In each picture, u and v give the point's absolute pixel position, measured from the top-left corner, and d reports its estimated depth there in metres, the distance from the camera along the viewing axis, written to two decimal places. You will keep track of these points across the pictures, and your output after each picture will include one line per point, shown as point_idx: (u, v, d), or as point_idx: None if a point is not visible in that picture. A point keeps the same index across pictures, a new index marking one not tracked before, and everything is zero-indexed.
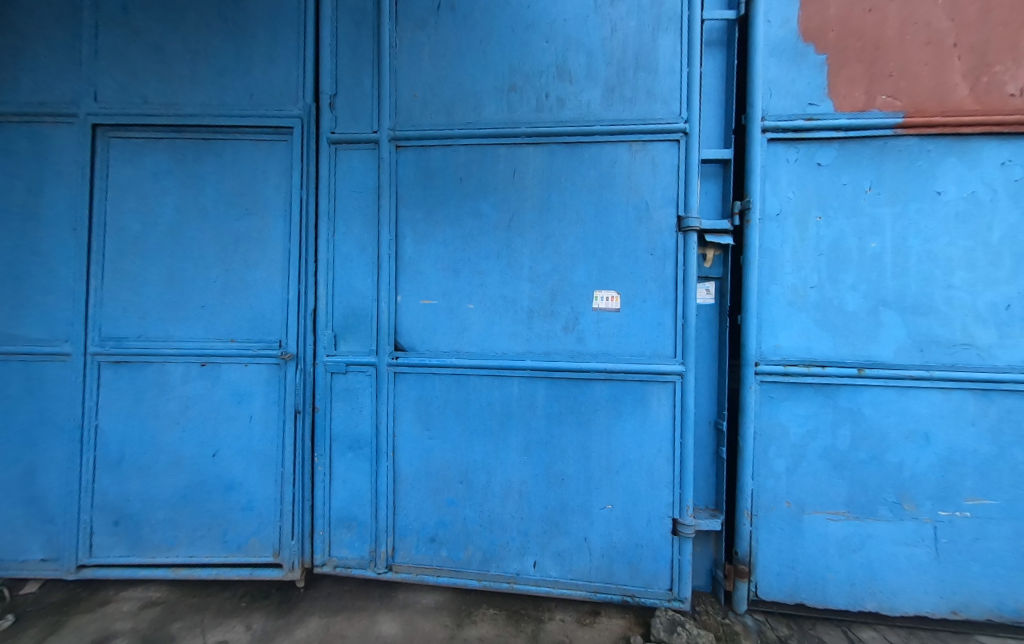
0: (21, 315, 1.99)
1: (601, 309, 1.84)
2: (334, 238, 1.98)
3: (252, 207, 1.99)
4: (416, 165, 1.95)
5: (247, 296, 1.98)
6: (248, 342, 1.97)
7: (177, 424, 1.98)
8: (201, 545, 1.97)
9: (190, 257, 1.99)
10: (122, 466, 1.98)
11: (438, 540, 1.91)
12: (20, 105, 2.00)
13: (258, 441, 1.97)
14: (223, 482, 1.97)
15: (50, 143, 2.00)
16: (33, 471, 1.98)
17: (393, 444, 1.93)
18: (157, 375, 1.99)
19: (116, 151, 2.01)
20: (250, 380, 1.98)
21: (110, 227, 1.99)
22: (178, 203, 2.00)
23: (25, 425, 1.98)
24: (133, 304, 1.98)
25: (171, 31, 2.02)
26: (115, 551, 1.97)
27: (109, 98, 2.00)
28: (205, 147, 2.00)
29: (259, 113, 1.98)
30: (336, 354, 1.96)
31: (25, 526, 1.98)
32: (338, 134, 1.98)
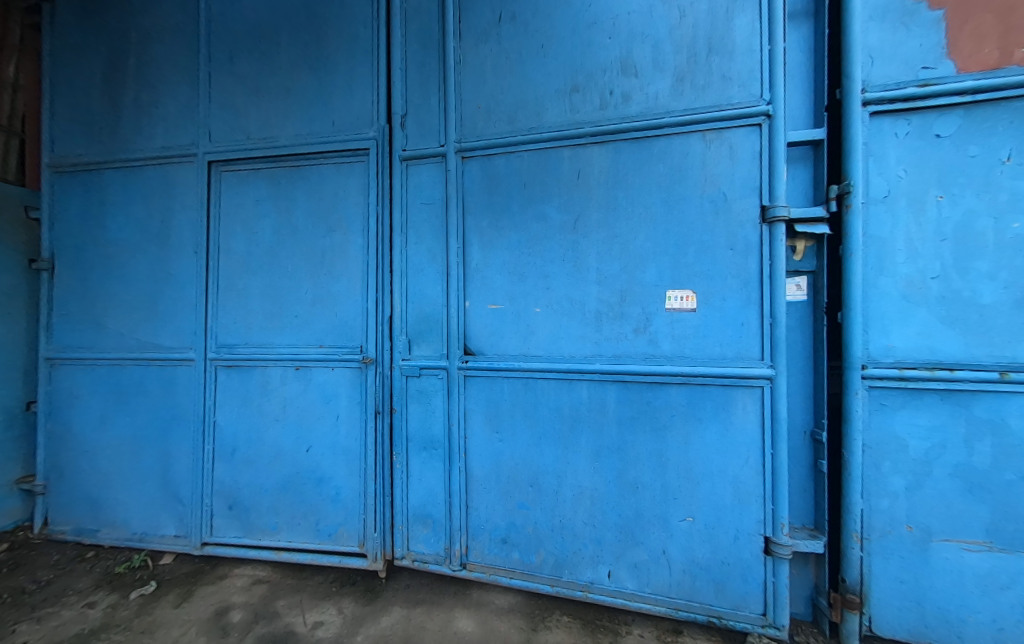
0: (158, 327, 2.37)
1: (675, 309, 1.75)
2: (407, 249, 2.10)
3: (336, 225, 2.18)
4: (481, 174, 2.00)
5: (333, 305, 2.17)
6: (335, 348, 2.16)
7: (277, 421, 2.22)
8: (298, 531, 2.18)
9: (285, 272, 2.23)
10: (234, 457, 2.26)
11: (510, 542, 1.93)
12: (156, 151, 2.40)
13: (343, 438, 2.15)
14: (315, 475, 2.17)
15: (178, 181, 2.37)
16: (168, 459, 2.33)
17: (464, 446, 1.99)
18: (261, 377, 2.25)
19: (227, 183, 2.32)
20: (337, 382, 2.16)
21: (222, 249, 2.30)
22: (275, 225, 2.25)
23: (162, 420, 2.34)
24: (241, 315, 2.27)
25: (267, 73, 2.29)
26: (230, 532, 2.25)
27: (220, 138, 2.32)
28: (296, 173, 2.24)
29: (340, 138, 2.18)
30: (411, 358, 2.08)
31: (162, 506, 2.33)
32: (409, 151, 2.10)
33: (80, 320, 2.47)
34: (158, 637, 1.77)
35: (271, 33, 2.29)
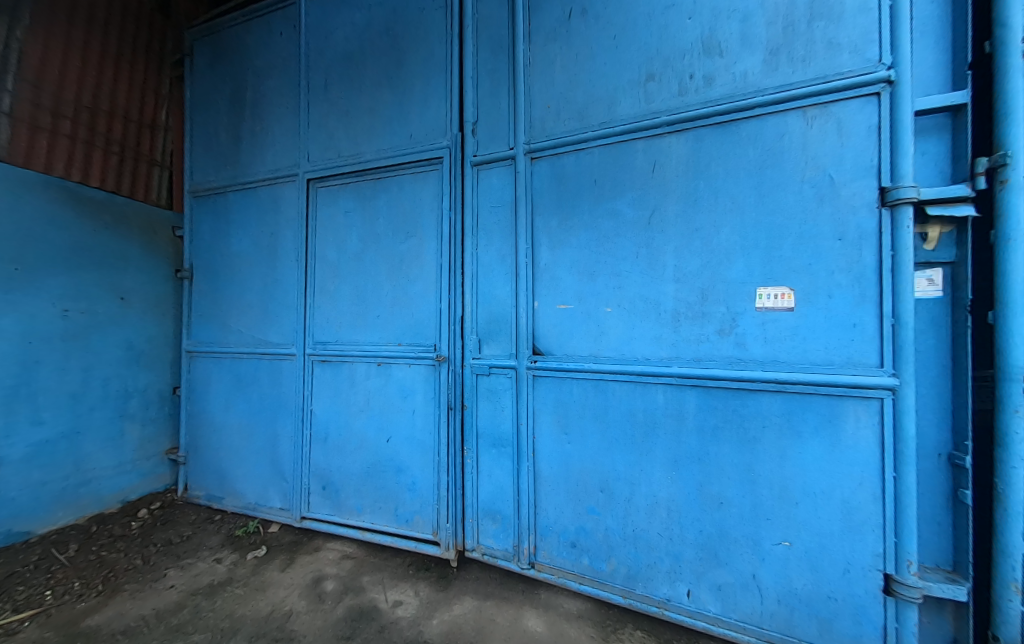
0: (268, 325, 2.73)
1: (768, 307, 1.58)
2: (478, 251, 2.17)
3: (412, 231, 2.33)
4: (550, 174, 2.00)
5: (410, 306, 2.32)
6: (411, 346, 2.31)
7: (362, 412, 2.43)
8: (379, 514, 2.36)
9: (369, 276, 2.43)
10: (327, 443, 2.52)
11: (579, 547, 1.89)
12: (266, 173, 2.77)
13: (419, 431, 2.28)
14: (394, 464, 2.34)
15: (283, 198, 2.71)
16: (275, 441, 2.68)
17: (533, 445, 2.00)
18: (348, 372, 2.48)
19: (321, 197, 2.60)
20: (413, 378, 2.31)
21: (318, 257, 2.58)
22: (361, 233, 2.47)
23: (271, 406, 2.70)
24: (333, 315, 2.53)
25: (355, 95, 2.52)
26: (323, 510, 2.52)
27: (316, 157, 2.60)
28: (378, 185, 2.44)
29: (417, 149, 2.32)
30: (481, 357, 2.14)
31: (270, 481, 2.68)
32: (480, 156, 2.17)
33: (210, 320, 2.94)
34: (268, 595, 2.03)
35: (357, 58, 2.52)
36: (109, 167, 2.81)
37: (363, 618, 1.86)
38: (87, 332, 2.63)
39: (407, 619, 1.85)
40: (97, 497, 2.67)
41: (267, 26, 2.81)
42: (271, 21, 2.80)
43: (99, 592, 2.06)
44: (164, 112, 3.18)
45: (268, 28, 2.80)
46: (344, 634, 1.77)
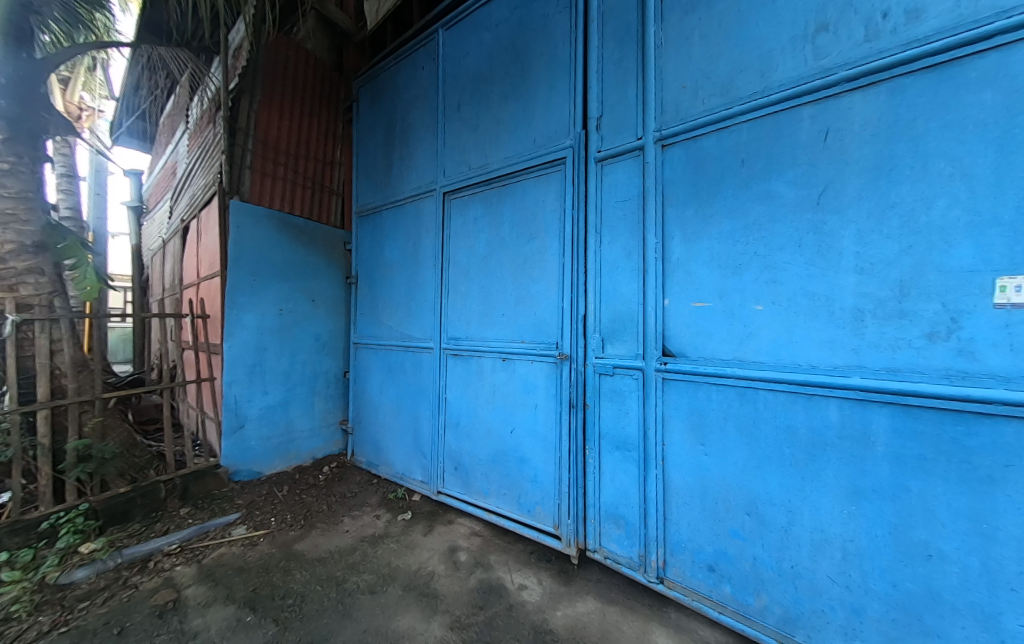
0: (412, 322, 3.16)
1: (1015, 305, 1.18)
2: (601, 249, 2.13)
3: (535, 232, 2.41)
4: (685, 160, 1.83)
5: (533, 305, 2.41)
6: (534, 343, 2.40)
7: (489, 403, 2.63)
8: (504, 500, 2.52)
9: (496, 278, 2.61)
10: (459, 428, 2.80)
11: (719, 572, 1.70)
12: (411, 191, 3.20)
13: (541, 426, 2.36)
14: (517, 455, 2.47)
15: (425, 211, 3.10)
16: (417, 422, 3.09)
17: (662, 453, 1.87)
18: (477, 366, 2.70)
19: (455, 207, 2.89)
20: (536, 374, 2.39)
21: (452, 261, 2.88)
22: (488, 237, 2.67)
23: (414, 392, 3.12)
24: (464, 314, 2.79)
25: (483, 110, 2.72)
26: (455, 488, 2.80)
27: (451, 172, 2.90)
28: (504, 191, 2.59)
29: (541, 153, 2.39)
30: (605, 357, 2.10)
31: (414, 457, 3.11)
32: (605, 151, 2.12)
33: (370, 317, 3.54)
34: (416, 553, 2.37)
35: (486, 75, 2.71)
36: (304, 200, 3.62)
37: (493, 594, 2.01)
38: (293, 326, 3.45)
39: (533, 604, 1.93)
40: (298, 452, 3.48)
41: (412, 63, 3.24)
42: (415, 58, 3.22)
43: (302, 525, 2.69)
44: (339, 150, 3.92)
45: (413, 65, 3.23)
46: (477, 604, 1.94)
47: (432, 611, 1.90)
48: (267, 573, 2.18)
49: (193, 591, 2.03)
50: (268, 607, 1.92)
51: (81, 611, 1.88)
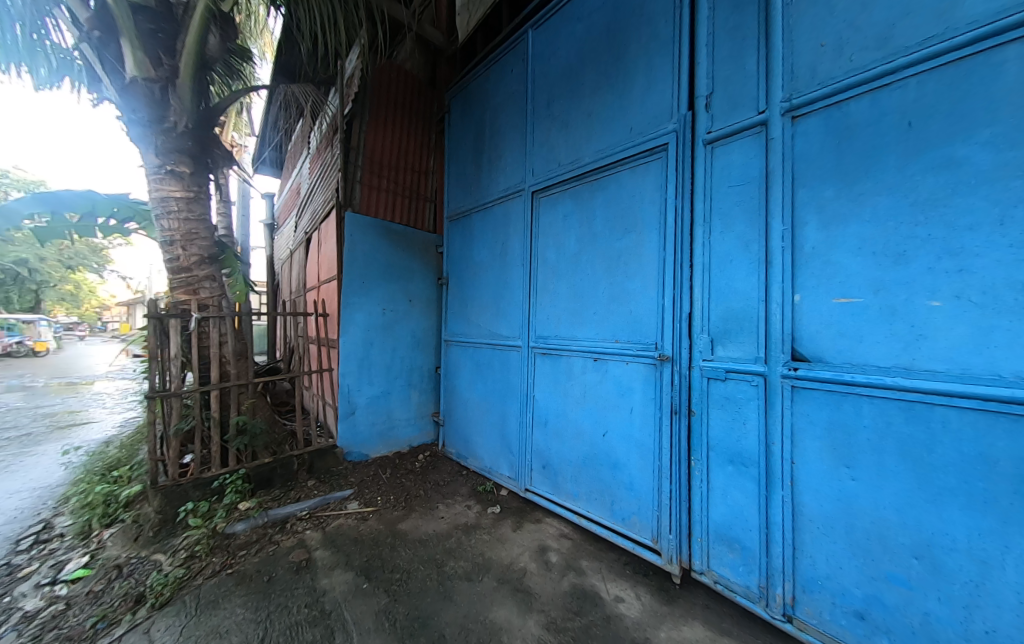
0: (501, 320, 3.22)
1: None
2: (710, 240, 1.93)
3: (632, 226, 2.28)
4: (824, 130, 1.59)
5: (628, 303, 2.29)
6: (629, 343, 2.27)
7: (579, 404, 2.55)
8: (596, 505, 2.43)
9: (587, 275, 2.53)
10: (547, 427, 2.77)
11: (870, 622, 1.47)
12: (500, 193, 3.26)
13: (637, 431, 2.22)
14: (610, 460, 2.35)
15: (513, 211, 3.13)
16: (505, 419, 3.14)
17: (790, 473, 1.65)
18: (566, 366, 2.65)
19: (544, 206, 2.87)
20: (632, 376, 2.26)
21: (541, 260, 2.87)
22: (578, 234, 2.60)
23: (502, 388, 3.18)
24: (553, 313, 2.75)
25: (574, 103, 2.65)
26: (544, 487, 2.78)
27: (539, 171, 2.89)
28: (596, 185, 2.50)
29: (638, 141, 2.25)
30: (715, 359, 1.90)
31: (501, 453, 3.16)
32: (716, 131, 1.92)
33: (460, 315, 3.71)
34: (507, 547, 2.40)
35: (577, 68, 2.64)
36: (403, 208, 3.93)
37: (588, 601, 1.94)
38: (394, 324, 3.77)
39: (632, 620, 1.82)
40: (397, 439, 3.79)
41: (501, 67, 3.30)
42: (504, 62, 3.27)
43: (403, 506, 2.92)
44: (432, 159, 4.18)
45: (502, 68, 3.29)
46: (572, 608, 1.90)
47: (527, 607, 1.91)
48: (378, 546, 2.41)
49: (320, 554, 2.32)
50: (380, 578, 2.12)
51: (241, 557, 2.28)
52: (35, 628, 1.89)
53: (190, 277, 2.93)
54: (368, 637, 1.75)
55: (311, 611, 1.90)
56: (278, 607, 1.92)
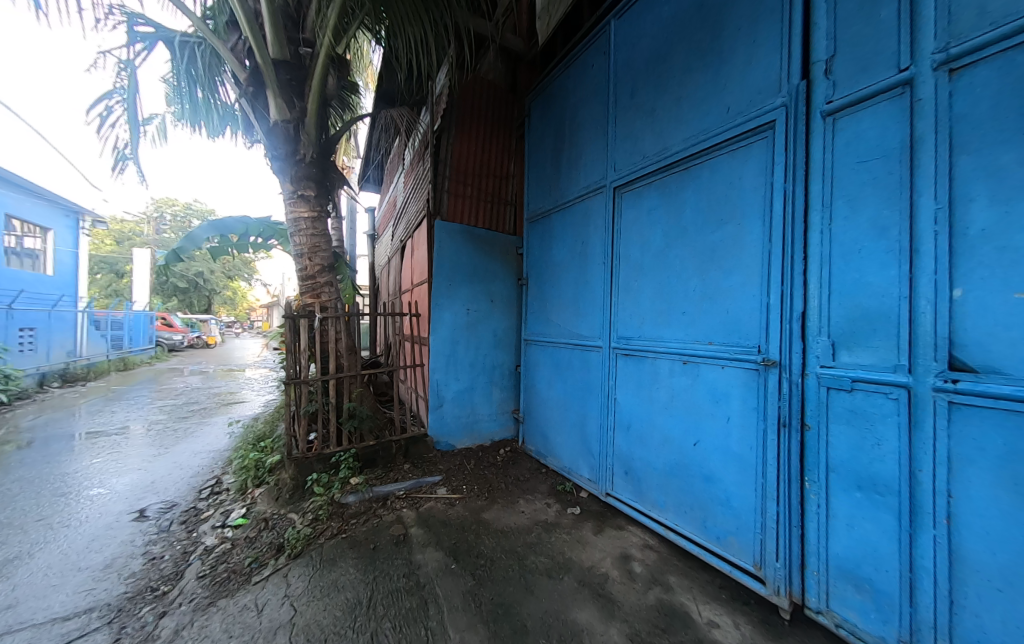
0: (581, 320, 3.17)
1: None
2: (830, 228, 1.68)
3: (729, 216, 2.07)
4: (999, 81, 1.31)
5: (724, 302, 2.09)
6: (725, 346, 2.07)
7: (666, 409, 2.40)
8: (685, 518, 2.26)
9: (675, 272, 2.37)
10: (630, 432, 2.65)
11: None
12: (579, 191, 3.21)
13: (735, 443, 2.01)
14: (702, 472, 2.17)
15: (594, 208, 3.07)
16: (584, 420, 3.08)
17: (944, 509, 1.38)
18: (651, 368, 2.51)
19: (627, 201, 2.76)
20: (728, 382, 2.06)
21: (623, 257, 2.76)
22: (665, 229, 2.44)
23: (581, 388, 3.13)
24: (636, 312, 2.63)
25: (661, 89, 2.50)
26: (626, 493, 2.66)
27: (622, 165, 2.78)
28: (686, 175, 2.32)
29: (738, 121, 2.03)
30: (836, 367, 1.66)
31: (581, 454, 3.11)
32: (839, 99, 1.67)
33: (540, 315, 3.74)
34: (588, 550, 2.35)
35: (665, 52, 2.48)
36: (486, 213, 4.11)
37: (677, 620, 1.83)
38: (478, 323, 3.97)
39: None
40: (481, 432, 3.98)
41: (581, 63, 3.25)
42: (585, 57, 3.21)
43: (486, 497, 3.06)
44: (513, 163, 4.28)
45: (583, 65, 3.23)
46: (659, 625, 1.80)
47: (610, 615, 1.87)
48: (464, 531, 2.57)
49: (415, 532, 2.56)
50: (467, 561, 2.26)
51: (353, 525, 2.63)
52: (213, 558, 2.43)
53: (315, 283, 3.46)
54: (457, 614, 1.89)
55: (408, 581, 2.10)
56: (382, 573, 2.17)
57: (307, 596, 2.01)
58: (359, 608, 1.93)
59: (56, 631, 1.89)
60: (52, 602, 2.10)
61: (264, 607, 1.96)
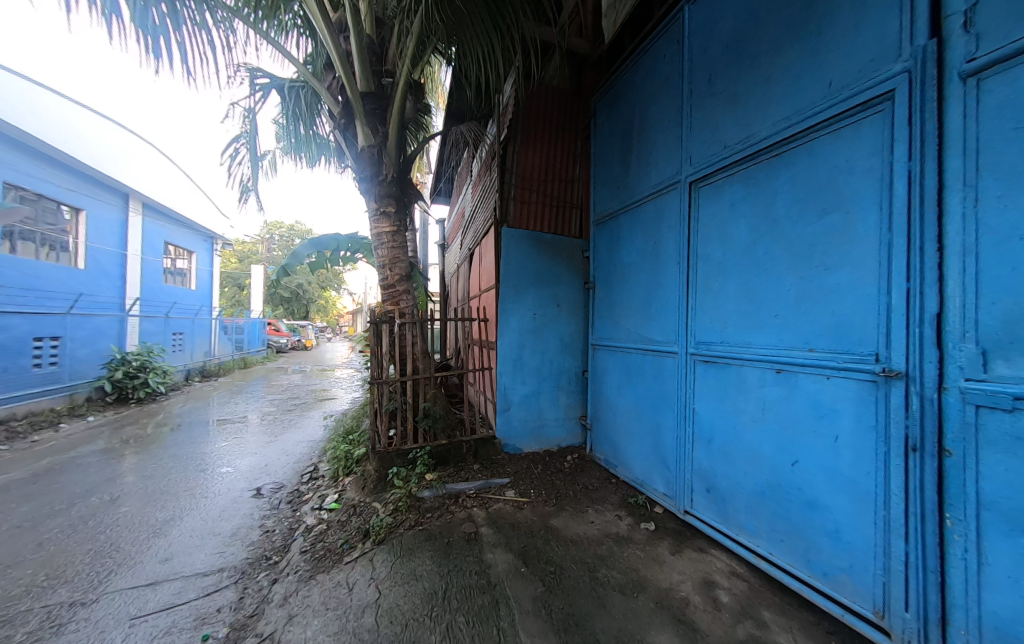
0: (653, 324, 2.99)
1: None
2: (975, 213, 1.41)
3: (834, 206, 1.82)
4: None
5: (828, 302, 1.83)
6: (831, 353, 1.81)
7: (755, 423, 2.16)
8: (782, 548, 2.01)
9: (764, 270, 2.14)
10: (711, 446, 2.43)
11: None
12: (650, 189, 3.05)
13: (846, 466, 1.75)
14: (803, 496, 1.92)
15: (667, 206, 2.90)
16: (658, 431, 2.89)
17: None
18: (737, 376, 2.28)
19: (704, 196, 2.56)
20: (835, 395, 1.80)
21: (701, 256, 2.57)
22: (752, 223, 2.22)
23: (653, 395, 2.95)
24: (718, 315, 2.42)
25: (745, 72, 2.29)
26: (708, 513, 2.44)
27: (698, 158, 2.60)
28: (777, 163, 2.09)
29: (843, 97, 1.79)
30: (986, 383, 1.38)
31: (654, 466, 2.92)
32: (984, 56, 1.39)
33: (608, 318, 3.62)
34: (665, 570, 2.20)
35: (749, 31, 2.27)
36: (551, 218, 4.10)
37: None
38: (544, 327, 3.96)
39: None
40: (548, 437, 3.95)
41: (652, 55, 3.09)
42: (656, 49, 3.06)
43: (555, 503, 3.02)
44: (579, 166, 4.22)
45: (653, 57, 3.08)
46: None
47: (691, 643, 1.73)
48: (533, 536, 2.57)
49: (485, 531, 2.62)
50: (536, 566, 2.25)
51: (428, 518, 2.78)
52: (313, 536, 2.74)
53: (394, 291, 3.75)
54: (528, 619, 1.88)
55: (480, 579, 2.16)
56: (456, 567, 2.26)
57: (390, 581, 2.16)
58: (435, 598, 2.02)
59: (199, 584, 2.28)
60: (195, 559, 2.53)
61: (354, 585, 2.15)
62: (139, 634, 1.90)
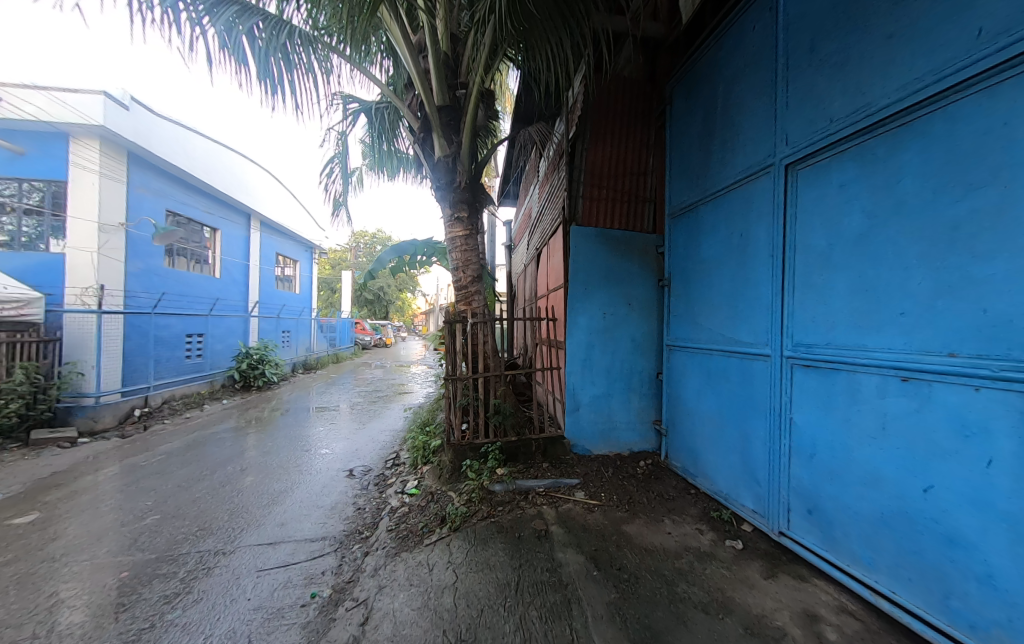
0: (740, 323, 2.73)
1: None
2: None
3: (986, 181, 1.50)
4: None
5: (978, 298, 1.51)
6: (983, 360, 1.49)
7: (873, 439, 1.86)
8: (910, 588, 1.71)
9: (885, 260, 1.83)
10: (814, 462, 2.15)
11: None
12: (736, 175, 2.80)
13: (1004, 498, 1.43)
14: (940, 530, 1.61)
15: (756, 193, 2.63)
16: (746, 442, 2.62)
17: None
18: (849, 384, 1.99)
19: (804, 179, 2.28)
20: (987, 411, 1.48)
21: (799, 247, 2.28)
22: (868, 207, 1.92)
23: (740, 402, 2.69)
24: (822, 313, 2.14)
25: (858, 32, 1.99)
26: (810, 538, 2.16)
27: (796, 137, 2.32)
28: (902, 134, 1.78)
29: (997, 46, 1.47)
30: None
31: (741, 480, 2.66)
32: None
33: (686, 318, 3.39)
34: (756, 595, 1.99)
35: None
36: (623, 213, 3.96)
37: None
38: (615, 327, 3.83)
39: None
40: (619, 441, 3.81)
41: (738, 28, 2.82)
42: (743, 22, 2.78)
43: (627, 509, 2.91)
44: (653, 157, 4.00)
45: (740, 31, 2.81)
46: None
47: None
48: (604, 540, 2.50)
49: (555, 530, 2.62)
50: (609, 571, 2.19)
51: (499, 511, 2.87)
52: (397, 517, 2.99)
53: (467, 290, 3.92)
54: (602, 623, 1.85)
55: (551, 576, 2.17)
56: (527, 561, 2.30)
57: (466, 566, 2.27)
58: (509, 589, 2.08)
59: (307, 548, 2.63)
60: (303, 526, 2.91)
61: (434, 567, 2.30)
62: (264, 584, 2.24)
